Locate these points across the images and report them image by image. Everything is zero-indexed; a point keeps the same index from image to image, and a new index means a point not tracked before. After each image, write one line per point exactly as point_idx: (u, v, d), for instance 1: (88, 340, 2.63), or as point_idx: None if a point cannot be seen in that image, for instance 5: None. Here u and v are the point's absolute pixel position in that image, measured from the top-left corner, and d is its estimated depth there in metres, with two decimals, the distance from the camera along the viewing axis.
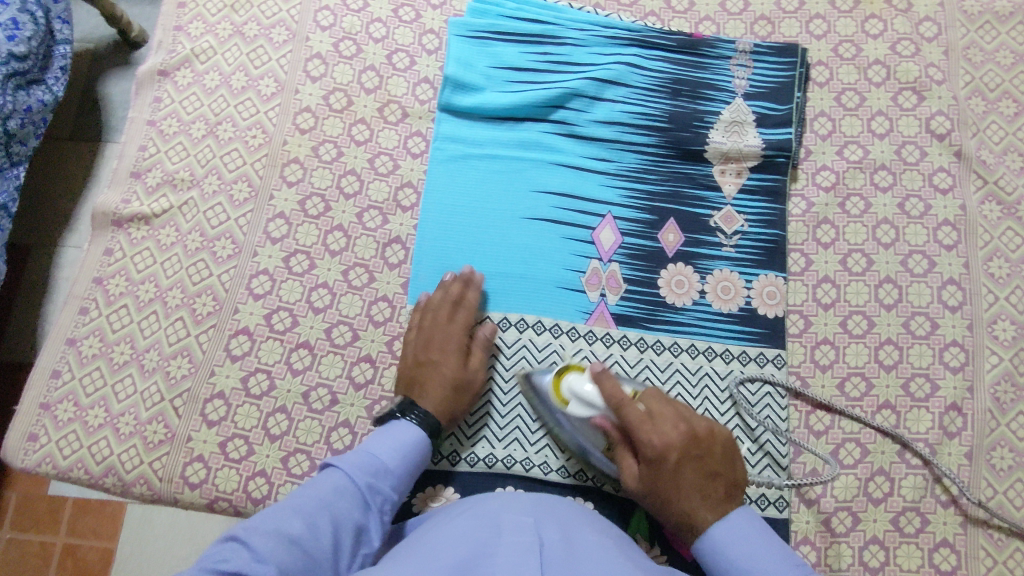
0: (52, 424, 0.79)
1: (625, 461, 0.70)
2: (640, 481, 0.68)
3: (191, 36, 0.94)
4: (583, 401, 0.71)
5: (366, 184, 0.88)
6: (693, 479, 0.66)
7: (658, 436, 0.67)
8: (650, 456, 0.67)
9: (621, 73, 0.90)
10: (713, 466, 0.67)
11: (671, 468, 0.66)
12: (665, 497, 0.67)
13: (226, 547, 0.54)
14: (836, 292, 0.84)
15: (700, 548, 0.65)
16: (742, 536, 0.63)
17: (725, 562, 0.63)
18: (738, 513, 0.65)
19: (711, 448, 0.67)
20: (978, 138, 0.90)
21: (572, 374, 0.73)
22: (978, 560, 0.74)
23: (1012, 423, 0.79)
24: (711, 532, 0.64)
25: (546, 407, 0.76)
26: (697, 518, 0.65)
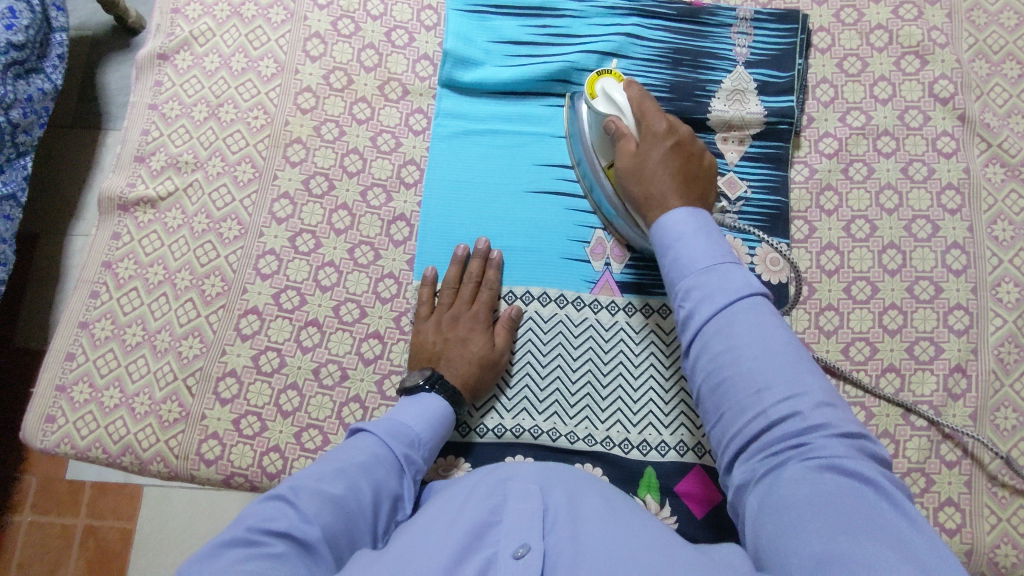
0: (68, 405, 0.80)
1: (624, 146, 0.73)
2: (628, 158, 0.73)
3: (189, 19, 0.93)
4: (609, 102, 0.76)
5: (369, 162, 0.88)
6: (674, 170, 0.70)
7: (665, 121, 0.72)
8: (647, 136, 0.72)
9: (621, 44, 0.90)
10: (696, 173, 0.71)
11: (657, 141, 0.72)
12: (640, 177, 0.71)
13: (269, 506, 0.56)
14: (840, 258, 0.85)
15: (655, 228, 0.68)
16: (691, 228, 0.66)
17: (667, 241, 0.66)
18: (699, 211, 0.67)
19: (704, 163, 0.73)
20: (982, 101, 0.89)
21: (609, 78, 0.77)
22: (982, 518, 0.75)
23: (1016, 384, 0.79)
24: (670, 216, 0.67)
25: (582, 123, 0.83)
26: (663, 196, 0.70)
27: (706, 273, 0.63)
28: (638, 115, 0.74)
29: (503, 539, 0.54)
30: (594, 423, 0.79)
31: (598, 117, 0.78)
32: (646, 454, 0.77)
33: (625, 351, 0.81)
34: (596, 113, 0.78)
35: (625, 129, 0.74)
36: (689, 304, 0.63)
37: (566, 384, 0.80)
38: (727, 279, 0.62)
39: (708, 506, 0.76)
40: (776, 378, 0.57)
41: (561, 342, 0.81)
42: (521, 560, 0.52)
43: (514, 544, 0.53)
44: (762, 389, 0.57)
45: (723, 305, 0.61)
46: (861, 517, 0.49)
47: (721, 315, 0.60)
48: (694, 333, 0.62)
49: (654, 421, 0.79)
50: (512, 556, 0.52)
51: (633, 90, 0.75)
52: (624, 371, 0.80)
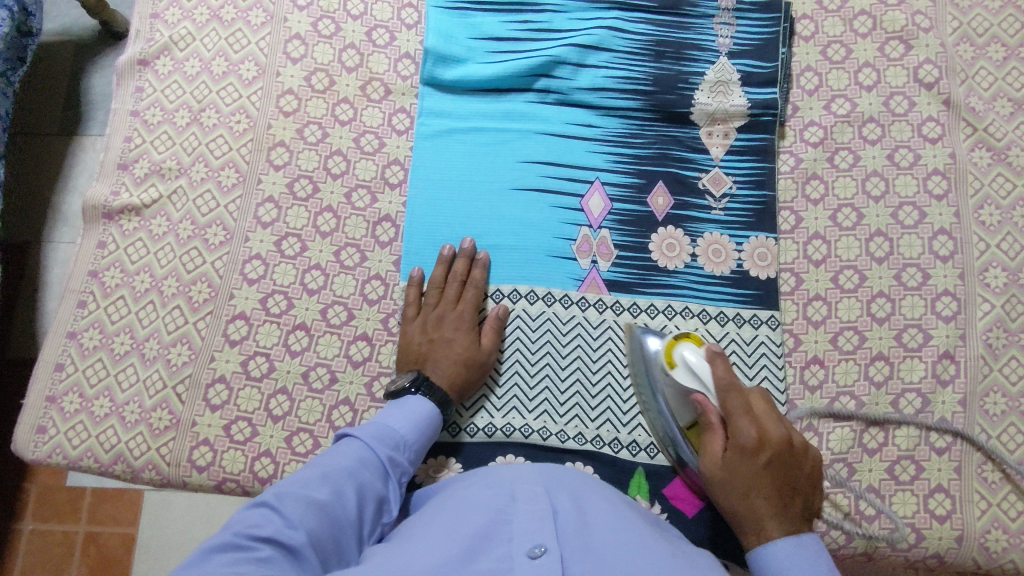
0: (59, 416, 0.80)
1: (708, 438, 0.66)
2: (712, 463, 0.65)
3: (168, 24, 0.93)
4: (692, 374, 0.68)
5: (353, 163, 0.88)
6: (767, 486, 0.62)
7: (762, 429, 0.64)
8: (734, 449, 0.64)
9: (604, 38, 0.89)
10: (790, 478, 0.63)
11: (746, 459, 0.63)
12: (727, 487, 0.64)
13: (255, 512, 0.56)
14: (827, 248, 0.84)
15: (753, 556, 0.62)
16: (805, 565, 0.58)
17: (770, 575, 0.60)
18: (811, 540, 0.60)
19: (799, 474, 0.64)
20: (967, 85, 0.89)
21: (689, 346, 0.69)
22: (972, 504, 0.75)
23: (1005, 368, 0.79)
24: (771, 545, 0.61)
25: (654, 373, 0.74)
26: (760, 518, 0.62)
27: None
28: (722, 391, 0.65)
29: (515, 539, 0.53)
30: (584, 421, 0.79)
31: (680, 389, 0.70)
32: (636, 452, 0.78)
33: (614, 349, 0.81)
34: (675, 382, 0.70)
35: (708, 414, 0.66)
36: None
37: (555, 382, 0.80)
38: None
39: (698, 505, 0.76)
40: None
41: (550, 341, 0.81)
42: (537, 560, 0.51)
43: (528, 544, 0.52)
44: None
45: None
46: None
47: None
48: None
49: (644, 420, 0.79)
50: (528, 556, 0.51)
51: (720, 369, 0.66)
52: (613, 369, 0.80)
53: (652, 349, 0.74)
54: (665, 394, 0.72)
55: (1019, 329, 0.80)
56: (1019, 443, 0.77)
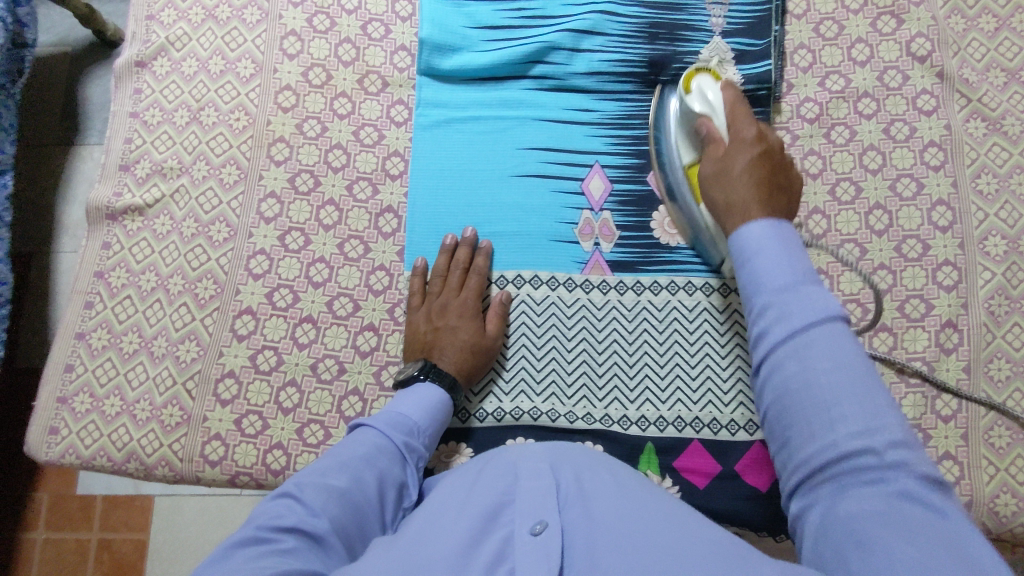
0: (70, 416, 0.81)
1: (712, 150, 0.73)
2: (712, 160, 0.71)
3: (164, 25, 0.93)
4: (702, 96, 0.77)
5: (353, 156, 0.88)
6: (757, 177, 0.65)
7: (758, 129, 0.69)
8: (733, 140, 0.70)
9: (597, 21, 0.90)
10: (779, 184, 0.65)
11: (742, 148, 0.68)
12: (720, 177, 0.68)
13: (277, 504, 0.57)
14: (827, 222, 0.85)
15: (732, 241, 0.59)
16: (772, 244, 0.56)
17: (740, 257, 0.58)
18: (786, 226, 0.58)
19: (790, 184, 0.66)
20: (959, 57, 0.89)
21: (708, 78, 0.78)
22: (981, 469, 0.76)
23: (1008, 335, 0.80)
24: (750, 227, 0.58)
25: (670, 125, 0.84)
26: (744, 202, 0.63)
27: (782, 294, 0.53)
28: (729, 118, 0.73)
29: (518, 518, 0.54)
30: (592, 401, 0.79)
31: (692, 117, 0.79)
32: (645, 428, 0.78)
33: (618, 329, 0.81)
34: (688, 109, 0.79)
35: (714, 131, 0.74)
36: (759, 325, 0.54)
37: (561, 364, 0.80)
38: (811, 305, 0.52)
39: (708, 477, 0.77)
40: (845, 411, 0.48)
41: (555, 324, 0.82)
42: (539, 536, 0.51)
43: (530, 522, 0.53)
44: (838, 412, 0.48)
45: (788, 314, 0.52)
46: (923, 529, 0.43)
47: (789, 340, 0.51)
48: (762, 355, 0.53)
49: (651, 396, 0.79)
50: (529, 533, 0.52)
51: (726, 92, 0.75)
52: (619, 347, 0.81)
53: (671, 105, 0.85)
54: (680, 134, 0.82)
55: (1021, 296, 0.81)
56: None
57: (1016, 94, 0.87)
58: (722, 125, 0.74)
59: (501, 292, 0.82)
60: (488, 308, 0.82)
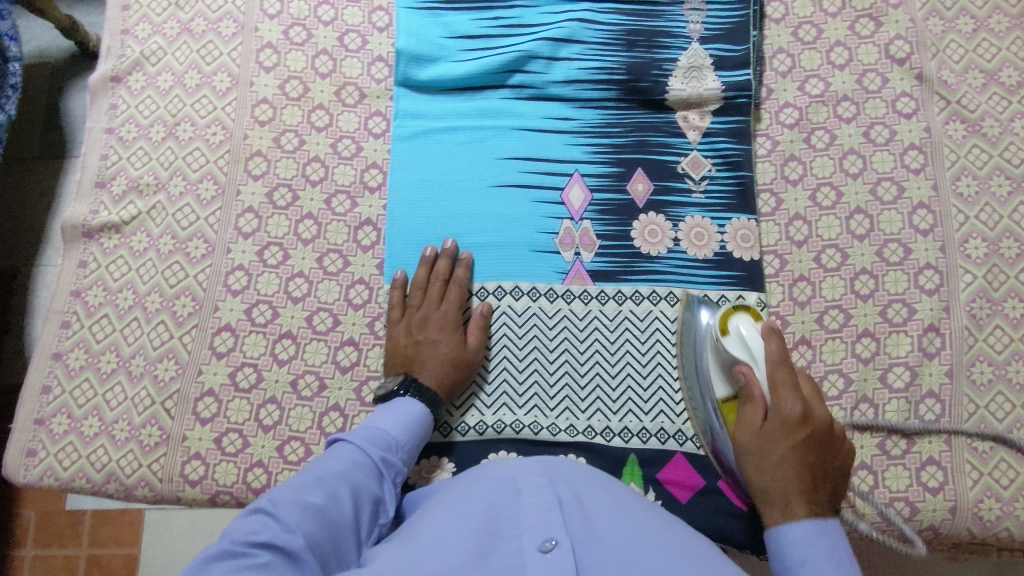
0: (48, 438, 0.80)
1: (747, 410, 0.68)
2: (749, 429, 0.66)
3: (139, 39, 0.93)
4: (744, 345, 0.70)
5: (331, 169, 0.88)
6: (799, 461, 0.63)
7: (802, 404, 0.65)
8: (777, 421, 0.65)
9: (575, 30, 0.89)
10: (821, 470, 0.63)
11: (785, 431, 0.64)
12: (760, 456, 0.65)
13: (252, 520, 0.56)
14: (808, 228, 0.85)
15: (769, 534, 0.62)
16: (820, 552, 0.58)
17: (785, 566, 0.60)
18: (834, 526, 0.60)
19: (836, 464, 0.65)
20: (938, 59, 0.89)
21: (746, 317, 0.71)
22: (964, 474, 0.75)
23: (990, 338, 0.80)
24: (793, 524, 0.61)
25: (699, 353, 0.75)
26: (786, 494, 0.62)
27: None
28: (771, 377, 0.67)
29: (525, 534, 0.53)
30: (574, 413, 0.79)
31: (727, 359, 0.71)
32: (628, 439, 0.78)
33: (601, 340, 0.81)
34: (724, 352, 0.72)
35: (751, 382, 0.68)
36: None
37: (544, 376, 0.80)
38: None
39: (691, 489, 0.76)
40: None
41: (537, 336, 0.81)
42: (549, 554, 0.50)
43: (539, 539, 0.52)
44: None
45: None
46: None
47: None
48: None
49: (635, 408, 0.79)
50: (539, 550, 0.51)
51: (771, 344, 0.68)
52: (602, 358, 0.80)
53: (702, 321, 0.76)
54: (710, 366, 0.73)
55: (1002, 298, 0.81)
56: (1007, 412, 0.77)
57: (995, 95, 0.87)
58: (762, 379, 0.68)
59: (481, 303, 0.82)
60: (468, 320, 0.82)
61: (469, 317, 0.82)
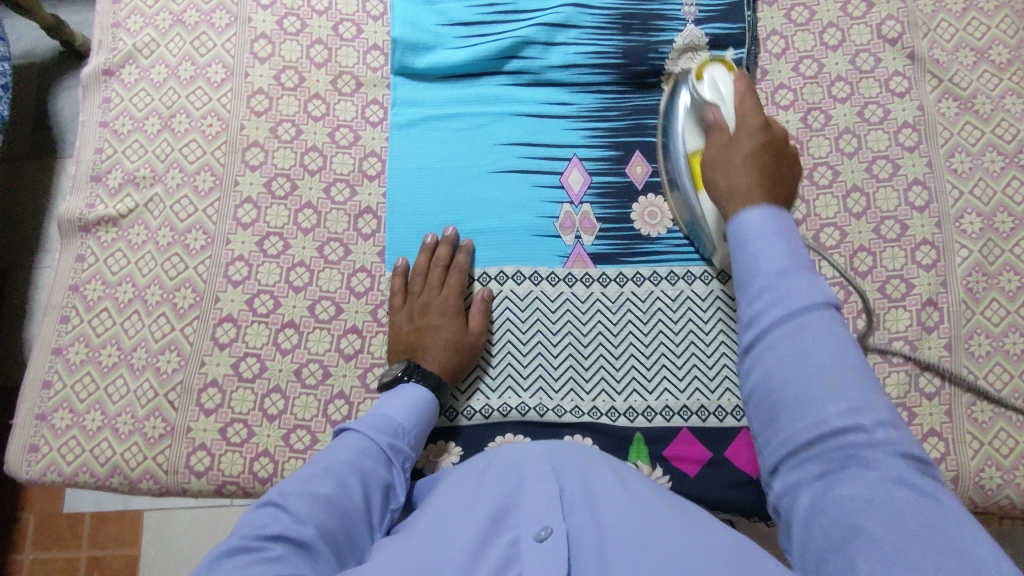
0: (50, 433, 0.79)
1: (714, 137, 0.68)
2: (716, 146, 0.67)
3: (131, 32, 0.92)
4: (715, 87, 0.73)
5: (329, 158, 0.87)
6: (759, 166, 0.63)
7: (760, 118, 0.66)
8: (741, 133, 0.66)
9: (570, 14, 0.89)
10: (779, 173, 0.63)
11: (745, 137, 0.65)
12: (722, 160, 0.65)
13: (262, 513, 0.56)
14: (806, 207, 0.85)
15: (731, 225, 0.56)
16: (771, 229, 0.53)
17: (738, 240, 0.54)
18: (783, 213, 0.55)
19: (790, 169, 0.65)
20: (929, 38, 0.90)
21: (717, 66, 0.75)
22: (965, 445, 0.76)
23: (987, 311, 0.81)
24: (745, 216, 0.55)
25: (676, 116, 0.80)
26: (740, 186, 0.62)
27: (778, 278, 0.50)
28: (737, 107, 0.68)
29: (524, 523, 0.53)
30: (579, 394, 0.79)
31: (700, 108, 0.75)
32: (634, 418, 0.78)
33: (603, 321, 0.81)
34: (698, 100, 0.75)
35: (719, 118, 0.70)
36: (749, 306, 0.51)
37: (547, 358, 0.80)
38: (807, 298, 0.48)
39: (698, 466, 0.77)
40: (834, 389, 0.45)
41: (539, 320, 0.82)
42: (545, 543, 0.50)
43: (536, 527, 0.52)
44: (823, 404, 0.45)
45: (792, 315, 0.48)
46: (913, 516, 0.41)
47: (792, 357, 0.47)
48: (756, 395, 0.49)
49: (639, 387, 0.79)
50: (534, 540, 0.51)
51: (740, 83, 0.69)
52: (604, 340, 0.81)
53: (682, 98, 0.80)
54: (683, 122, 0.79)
55: (998, 272, 0.82)
56: (1005, 383, 0.78)
57: (985, 73, 0.88)
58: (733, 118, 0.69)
59: (482, 289, 0.82)
60: (470, 306, 0.82)
61: (470, 303, 0.82)
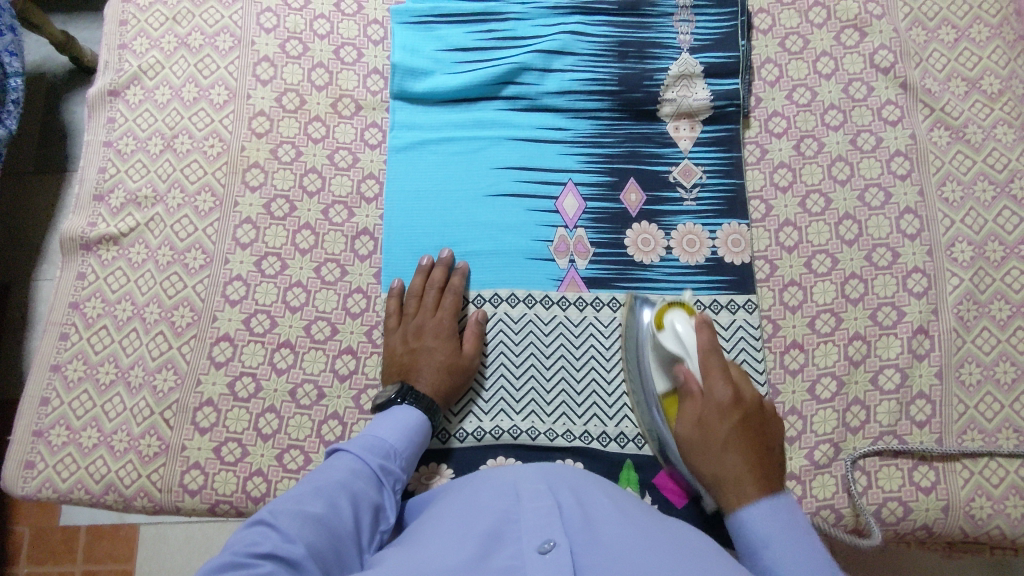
0: (46, 450, 0.80)
1: (688, 405, 0.70)
2: (692, 427, 0.69)
3: (137, 53, 0.93)
4: (676, 336, 0.72)
5: (328, 180, 0.89)
6: (743, 447, 0.66)
7: (727, 387, 0.69)
8: (712, 405, 0.68)
9: (567, 42, 0.91)
10: (763, 447, 0.67)
11: (723, 414, 0.68)
12: (711, 456, 0.68)
13: (253, 532, 0.56)
14: (798, 234, 0.86)
15: (734, 521, 0.64)
16: (782, 529, 0.60)
17: (755, 540, 0.61)
18: (784, 500, 0.63)
19: (768, 428, 0.69)
20: (921, 68, 0.91)
21: (676, 311, 0.74)
22: (956, 474, 0.76)
23: (977, 339, 0.81)
24: (753, 512, 0.62)
25: (642, 344, 0.77)
26: (740, 480, 0.65)
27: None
28: (702, 365, 0.70)
29: (525, 536, 0.53)
30: (571, 418, 0.79)
31: (665, 354, 0.74)
32: (625, 443, 0.79)
33: (596, 345, 0.82)
34: (659, 347, 0.74)
35: (688, 378, 0.71)
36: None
37: (541, 381, 0.81)
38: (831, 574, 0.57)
39: (687, 493, 0.77)
40: None
41: (533, 343, 0.82)
42: (548, 554, 0.51)
43: (538, 540, 0.52)
44: None
45: None
46: None
47: None
48: None
49: (631, 413, 0.80)
50: (538, 552, 0.51)
51: (702, 334, 0.71)
52: (597, 364, 0.81)
53: (645, 319, 0.78)
54: (650, 362, 0.76)
55: (989, 300, 0.82)
56: (995, 412, 0.78)
57: (976, 103, 0.89)
58: (697, 372, 0.71)
59: (476, 311, 0.83)
60: (463, 328, 0.83)
61: (464, 325, 0.83)
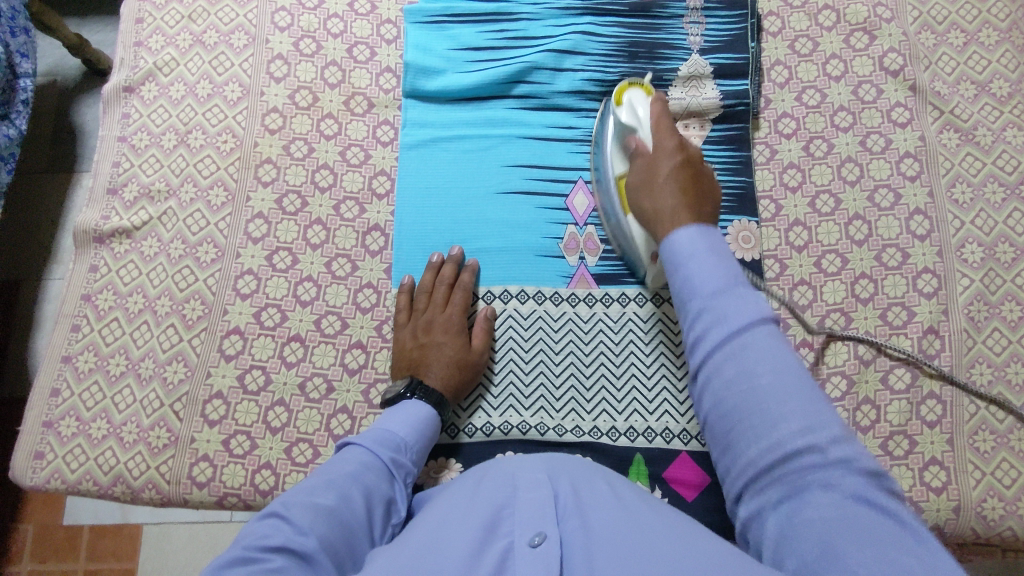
0: (56, 440, 0.80)
1: (638, 168, 0.73)
2: (640, 173, 0.73)
3: (152, 50, 0.94)
4: (632, 112, 0.79)
5: (340, 176, 0.89)
6: (681, 185, 0.68)
7: (673, 139, 0.72)
8: (658, 154, 0.72)
9: (578, 42, 0.92)
10: (703, 191, 0.68)
11: (665, 159, 0.71)
12: (650, 190, 0.70)
13: (265, 524, 0.56)
14: (808, 234, 0.87)
15: (662, 245, 0.63)
16: (704, 246, 0.59)
17: (674, 264, 0.61)
18: (712, 229, 0.61)
19: (709, 183, 0.70)
20: (931, 71, 0.92)
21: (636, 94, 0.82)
22: (967, 474, 0.76)
23: (988, 340, 0.81)
24: (679, 234, 0.61)
25: (603, 140, 0.84)
26: (675, 212, 0.65)
27: (716, 295, 0.57)
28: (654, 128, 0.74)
29: (517, 529, 0.53)
30: (580, 414, 0.79)
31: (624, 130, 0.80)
32: (634, 439, 0.78)
33: (605, 341, 0.82)
34: (620, 124, 0.81)
35: (642, 146, 0.75)
36: (694, 329, 0.57)
37: (549, 377, 0.81)
38: (744, 301, 0.56)
39: (697, 488, 0.77)
40: (788, 411, 0.52)
41: (542, 339, 0.82)
42: (538, 548, 0.51)
43: (529, 533, 0.52)
44: (780, 424, 0.52)
45: (724, 314, 0.56)
46: (875, 533, 0.46)
47: (727, 341, 0.55)
48: (705, 407, 0.56)
49: (639, 408, 0.80)
50: (528, 545, 0.51)
51: (657, 105, 0.76)
52: (606, 360, 0.81)
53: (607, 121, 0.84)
54: (610, 145, 0.82)
55: (999, 301, 0.82)
56: (1007, 413, 0.78)
57: (986, 106, 0.90)
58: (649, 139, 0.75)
59: (486, 309, 0.83)
60: (473, 324, 0.83)
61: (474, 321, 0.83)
